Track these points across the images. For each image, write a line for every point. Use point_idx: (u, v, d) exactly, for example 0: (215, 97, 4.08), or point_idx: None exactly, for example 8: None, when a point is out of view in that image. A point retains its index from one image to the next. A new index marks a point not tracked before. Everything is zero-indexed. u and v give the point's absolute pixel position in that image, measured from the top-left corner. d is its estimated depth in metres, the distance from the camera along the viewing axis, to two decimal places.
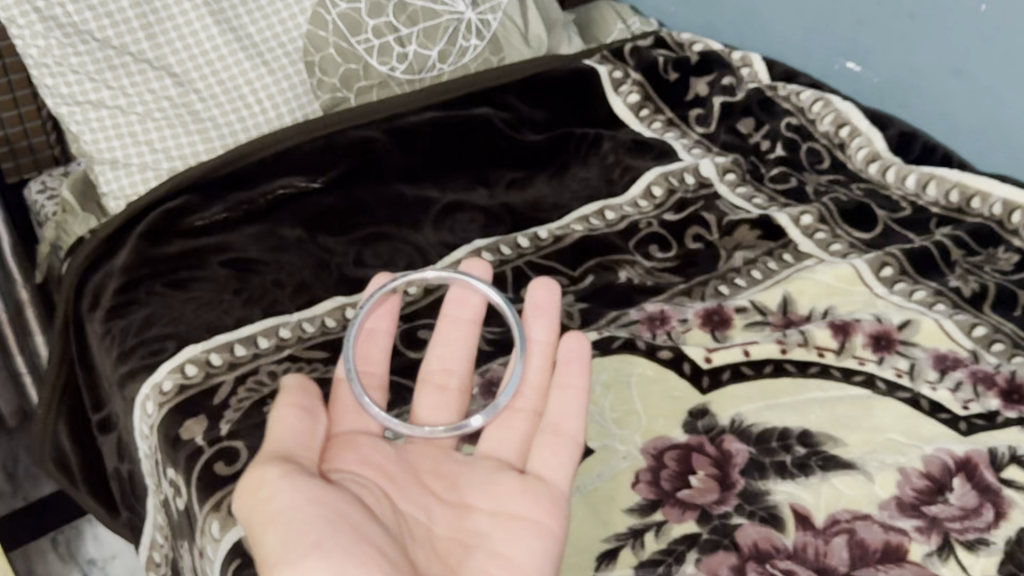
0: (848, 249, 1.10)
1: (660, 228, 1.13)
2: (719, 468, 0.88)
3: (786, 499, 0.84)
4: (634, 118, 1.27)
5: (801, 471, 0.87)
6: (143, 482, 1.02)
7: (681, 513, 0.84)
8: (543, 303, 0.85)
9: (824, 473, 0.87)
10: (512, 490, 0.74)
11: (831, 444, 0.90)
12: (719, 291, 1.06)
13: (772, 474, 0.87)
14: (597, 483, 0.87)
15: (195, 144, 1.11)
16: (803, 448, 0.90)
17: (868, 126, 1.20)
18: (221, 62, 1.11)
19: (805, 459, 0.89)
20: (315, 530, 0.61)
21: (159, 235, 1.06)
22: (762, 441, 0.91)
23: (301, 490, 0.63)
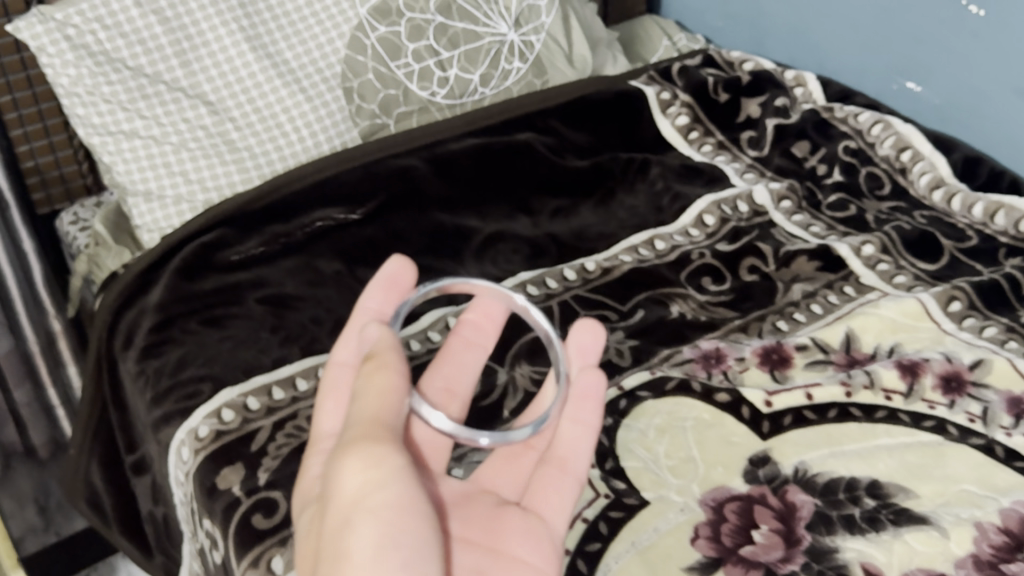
0: (913, 281, 1.05)
1: (713, 259, 1.08)
2: (783, 522, 0.83)
3: (857, 558, 0.79)
4: (683, 141, 1.22)
5: (870, 527, 0.82)
6: (179, 527, 0.98)
7: (744, 573, 0.78)
8: (587, 348, 0.78)
9: (896, 530, 0.82)
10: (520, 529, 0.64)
11: (902, 497, 0.85)
12: (777, 327, 1.01)
13: (840, 529, 0.82)
14: (653, 539, 0.82)
15: (231, 174, 1.08)
16: (872, 500, 0.85)
17: (931, 150, 1.14)
18: (258, 89, 1.08)
19: (874, 512, 0.84)
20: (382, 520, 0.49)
21: (194, 271, 1.02)
22: (828, 493, 0.85)
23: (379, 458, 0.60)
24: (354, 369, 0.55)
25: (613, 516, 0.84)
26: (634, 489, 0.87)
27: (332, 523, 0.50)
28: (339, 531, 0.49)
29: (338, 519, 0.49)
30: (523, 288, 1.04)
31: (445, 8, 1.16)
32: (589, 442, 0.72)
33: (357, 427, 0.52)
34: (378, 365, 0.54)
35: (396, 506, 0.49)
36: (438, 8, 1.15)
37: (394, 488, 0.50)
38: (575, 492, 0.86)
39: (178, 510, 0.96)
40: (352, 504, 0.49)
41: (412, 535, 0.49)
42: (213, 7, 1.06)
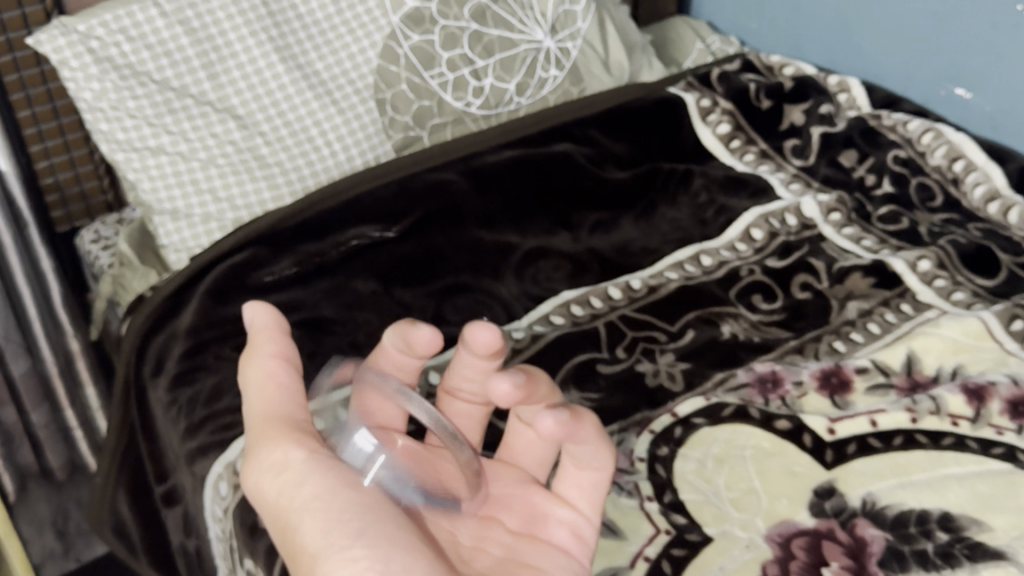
0: (972, 298, 1.01)
1: (763, 276, 1.04)
2: (855, 560, 0.78)
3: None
4: (725, 150, 1.18)
5: (946, 563, 0.77)
6: (213, 563, 0.94)
7: None
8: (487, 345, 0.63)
9: (972, 566, 0.77)
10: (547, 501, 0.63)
11: (976, 530, 0.80)
12: (834, 348, 0.97)
13: (914, 565, 0.77)
14: None
15: (261, 191, 1.03)
16: (945, 534, 0.80)
17: (985, 160, 1.10)
18: (288, 102, 1.04)
19: (948, 547, 0.79)
20: (345, 511, 0.50)
21: (226, 293, 0.98)
22: (899, 526, 0.81)
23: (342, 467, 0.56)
24: (272, 383, 0.57)
25: (676, 554, 0.79)
26: (696, 524, 0.82)
27: (280, 528, 0.51)
28: (287, 526, 0.51)
29: (281, 518, 0.51)
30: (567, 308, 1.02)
31: (479, 15, 1.11)
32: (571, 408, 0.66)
33: (255, 428, 0.55)
34: (270, 370, 0.57)
35: (330, 476, 0.52)
36: (473, 15, 1.11)
37: (304, 481, 0.52)
38: (635, 528, 0.81)
39: (213, 545, 0.92)
40: (283, 510, 0.52)
41: (349, 493, 0.52)
42: (241, 17, 1.02)
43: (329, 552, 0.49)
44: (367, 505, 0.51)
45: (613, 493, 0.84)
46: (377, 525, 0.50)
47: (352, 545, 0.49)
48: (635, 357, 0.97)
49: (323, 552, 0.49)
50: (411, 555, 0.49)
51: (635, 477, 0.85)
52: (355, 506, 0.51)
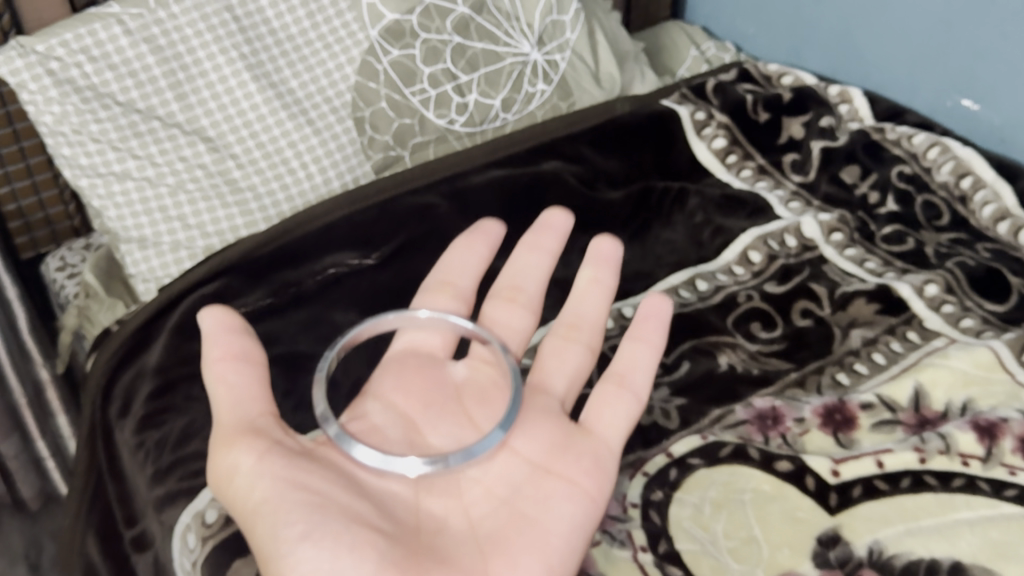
0: (982, 325, 0.96)
1: (761, 302, 0.99)
2: None
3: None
4: (721, 165, 1.13)
5: None
6: None
7: None
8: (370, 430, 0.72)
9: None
10: (555, 444, 0.73)
11: None
12: (837, 381, 0.92)
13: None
14: None
15: (233, 217, 0.98)
16: None
17: (994, 177, 1.05)
18: (261, 123, 0.99)
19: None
20: (299, 516, 0.58)
21: (197, 327, 0.93)
22: None
23: (282, 469, 0.60)
24: (228, 385, 0.64)
25: None
26: None
27: (248, 527, 0.60)
28: (252, 517, 0.60)
29: (246, 519, 0.60)
30: None
31: (463, 27, 1.06)
32: (649, 356, 0.82)
33: (221, 430, 0.63)
34: (220, 372, 0.65)
35: (282, 484, 0.59)
36: (455, 28, 1.06)
37: (260, 481, 0.60)
38: None
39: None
40: (249, 510, 0.60)
41: (298, 492, 0.59)
42: (211, 33, 0.97)
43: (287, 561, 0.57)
44: (316, 510, 0.58)
45: (604, 544, 0.79)
46: (321, 519, 0.58)
47: (301, 556, 0.56)
48: None
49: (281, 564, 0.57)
50: (359, 545, 0.57)
51: (628, 526, 0.81)
52: (305, 509, 0.58)
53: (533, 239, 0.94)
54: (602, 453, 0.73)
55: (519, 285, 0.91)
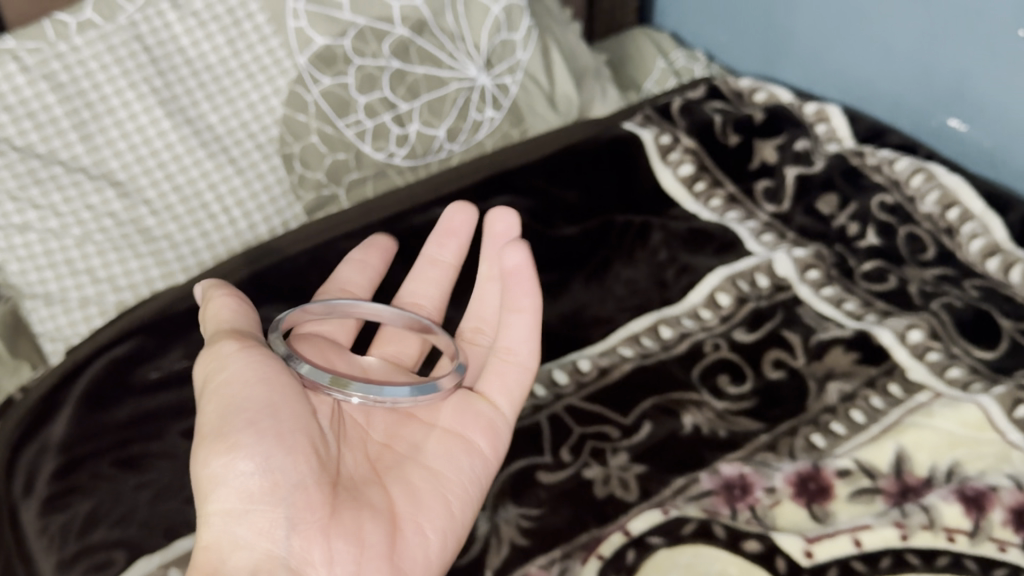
0: (969, 375, 0.88)
1: (730, 353, 0.91)
2: None
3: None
4: (687, 194, 1.04)
5: None
6: None
7: None
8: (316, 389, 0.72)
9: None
10: (455, 406, 0.76)
11: None
12: (812, 444, 0.84)
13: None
14: None
15: (148, 268, 0.89)
16: None
17: (983, 208, 0.97)
18: (177, 162, 0.90)
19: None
20: (256, 410, 0.62)
21: (104, 399, 0.84)
22: None
23: (253, 368, 0.63)
24: (230, 299, 0.68)
25: None
26: None
27: (204, 417, 0.62)
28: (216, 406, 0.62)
29: (207, 408, 0.63)
30: None
31: (401, 50, 0.97)
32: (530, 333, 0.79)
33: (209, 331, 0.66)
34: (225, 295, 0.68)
35: (261, 386, 0.63)
36: (394, 51, 0.96)
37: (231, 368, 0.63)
38: None
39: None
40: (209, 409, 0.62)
41: (263, 388, 0.63)
42: (118, 66, 0.88)
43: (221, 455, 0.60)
44: (269, 413, 0.62)
45: None
46: (269, 422, 0.61)
47: (241, 453, 0.60)
48: (583, 460, 0.83)
49: (219, 456, 0.60)
50: (291, 457, 0.61)
51: None
52: (263, 414, 0.62)
53: (433, 252, 0.88)
54: (497, 422, 0.76)
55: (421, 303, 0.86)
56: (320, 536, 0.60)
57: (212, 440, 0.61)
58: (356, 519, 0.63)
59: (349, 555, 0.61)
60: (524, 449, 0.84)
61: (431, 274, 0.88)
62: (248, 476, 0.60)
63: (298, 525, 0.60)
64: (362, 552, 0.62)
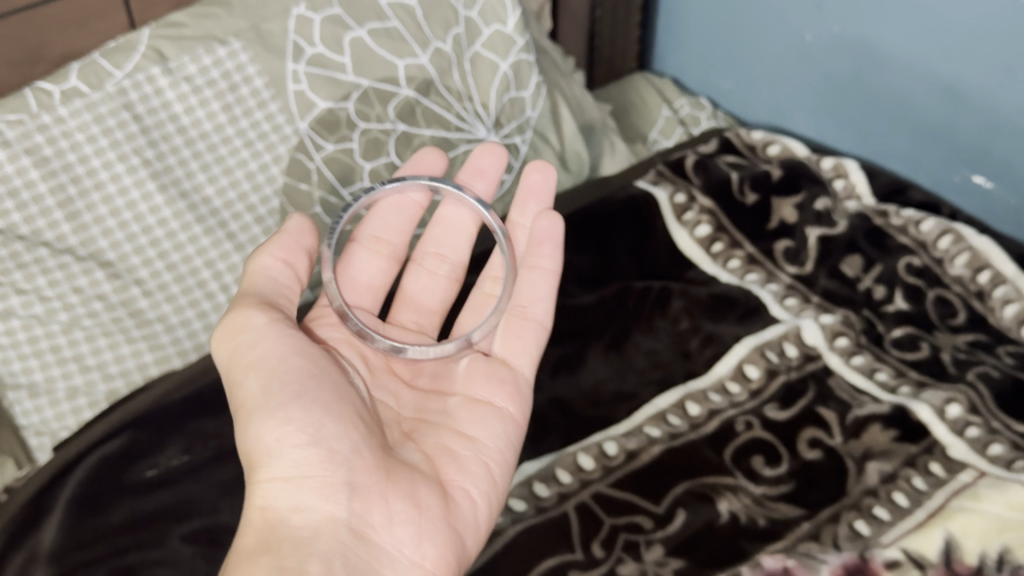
0: (1012, 452, 0.84)
1: (764, 432, 0.86)
2: None
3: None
4: (706, 255, 1.01)
5: None
6: None
7: None
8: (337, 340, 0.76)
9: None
10: (476, 372, 0.75)
11: None
12: (856, 531, 0.79)
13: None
14: None
15: (140, 354, 0.81)
16: None
17: (1016, 270, 0.95)
18: (171, 239, 0.84)
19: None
20: (298, 381, 0.62)
21: (98, 501, 0.75)
22: None
23: (285, 338, 0.64)
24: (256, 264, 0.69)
25: None
26: None
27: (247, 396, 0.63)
28: (259, 379, 0.63)
29: (244, 386, 0.63)
30: (529, 486, 0.83)
31: (407, 112, 0.93)
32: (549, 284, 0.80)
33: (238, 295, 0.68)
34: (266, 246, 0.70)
35: (295, 355, 0.64)
36: (399, 114, 0.93)
37: (260, 346, 0.64)
38: None
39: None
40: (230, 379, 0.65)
41: (302, 359, 0.64)
42: (106, 137, 0.83)
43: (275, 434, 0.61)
44: (316, 394, 0.62)
45: None
46: (314, 394, 0.62)
47: (293, 426, 0.61)
48: (616, 555, 0.78)
49: (273, 425, 0.61)
50: (342, 425, 0.62)
51: None
52: (310, 395, 0.62)
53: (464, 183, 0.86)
54: (521, 385, 0.75)
55: (442, 254, 0.86)
56: (377, 497, 0.61)
57: (263, 413, 0.61)
58: (409, 482, 0.63)
59: (410, 515, 0.62)
60: (553, 545, 0.78)
61: (449, 215, 0.87)
62: (301, 448, 0.61)
63: (358, 489, 0.61)
64: (422, 511, 0.62)
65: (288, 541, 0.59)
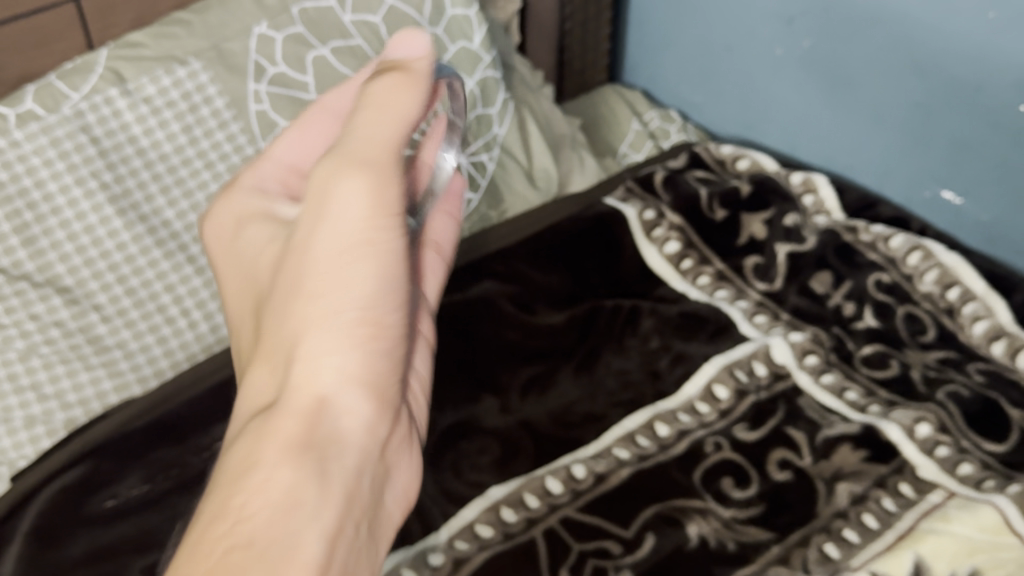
0: (982, 471, 0.83)
1: (733, 453, 0.86)
2: None
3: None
4: (675, 272, 1.00)
5: None
6: None
7: None
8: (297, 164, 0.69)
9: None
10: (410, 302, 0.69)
11: None
12: (826, 553, 0.78)
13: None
14: None
15: (100, 380, 0.80)
16: None
17: (985, 288, 0.94)
18: (131, 263, 0.83)
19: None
20: (395, 281, 0.55)
21: (55, 532, 0.73)
22: None
23: (370, 184, 0.53)
24: (412, 81, 0.56)
25: None
26: None
27: (299, 273, 0.54)
28: (341, 253, 0.53)
29: (311, 260, 0.54)
30: (496, 510, 0.81)
31: None
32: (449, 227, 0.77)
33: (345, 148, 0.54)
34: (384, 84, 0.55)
35: (377, 278, 0.54)
36: None
37: (376, 129, 0.54)
38: None
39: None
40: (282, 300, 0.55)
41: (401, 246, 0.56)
42: (63, 160, 0.81)
43: (301, 361, 0.51)
44: (358, 324, 0.53)
45: None
46: (393, 286, 0.55)
47: (342, 350, 0.52)
48: None
49: (328, 332, 0.52)
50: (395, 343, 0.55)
51: None
52: (351, 323, 0.53)
53: None
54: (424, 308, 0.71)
55: None
56: (401, 456, 0.56)
57: (320, 316, 0.52)
58: (407, 437, 0.57)
59: (410, 462, 0.57)
60: (520, 571, 0.77)
61: None
62: (347, 359, 0.52)
63: (387, 413, 0.54)
64: (412, 451, 0.57)
65: (332, 441, 0.49)
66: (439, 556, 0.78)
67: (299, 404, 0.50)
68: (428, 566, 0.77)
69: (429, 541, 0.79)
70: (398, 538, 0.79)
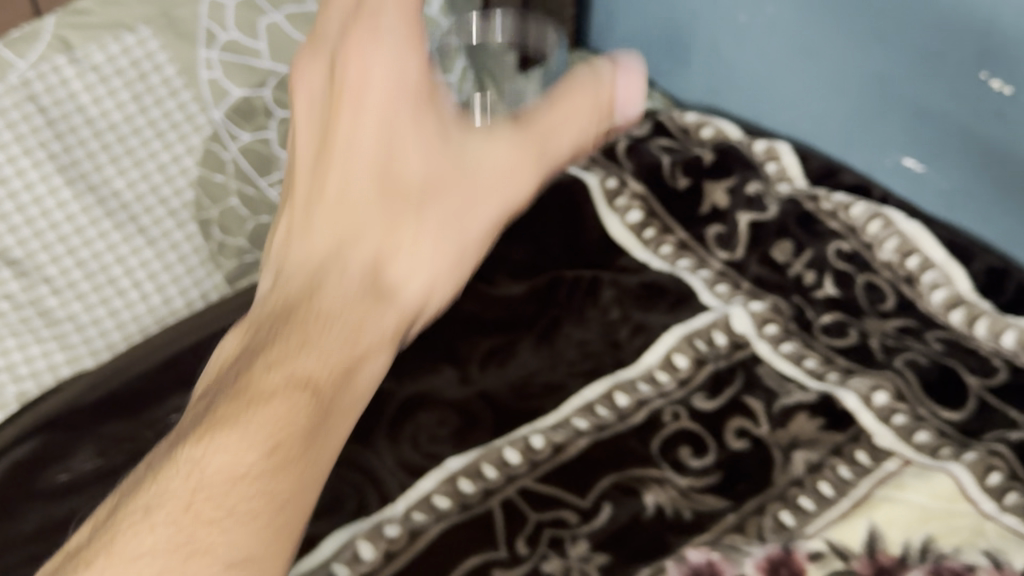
0: (938, 439, 0.84)
1: (691, 422, 0.86)
2: None
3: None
4: (637, 242, 1.00)
5: None
6: None
7: None
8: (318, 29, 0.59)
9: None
10: None
11: None
12: (781, 522, 0.79)
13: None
14: None
15: (51, 354, 0.80)
16: None
17: (945, 257, 0.94)
18: (81, 235, 0.81)
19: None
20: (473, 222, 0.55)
21: (7, 510, 0.72)
22: None
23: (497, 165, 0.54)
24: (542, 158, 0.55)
25: None
26: None
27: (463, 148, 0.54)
28: (473, 167, 0.54)
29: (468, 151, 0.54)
30: (453, 481, 0.81)
31: None
32: None
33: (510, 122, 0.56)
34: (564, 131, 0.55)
35: (479, 234, 0.55)
36: None
37: (500, 166, 0.55)
38: None
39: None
40: (349, 165, 0.54)
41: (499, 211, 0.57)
42: (9, 130, 0.77)
43: (400, 244, 0.52)
44: (457, 253, 0.54)
45: None
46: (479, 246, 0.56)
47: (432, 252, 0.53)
48: (540, 551, 0.77)
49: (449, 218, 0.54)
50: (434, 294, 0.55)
51: None
52: (452, 244, 0.54)
53: None
54: None
55: None
56: None
57: (447, 214, 0.54)
58: None
59: None
60: (476, 541, 0.77)
61: None
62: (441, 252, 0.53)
63: None
64: None
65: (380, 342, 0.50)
66: (395, 528, 0.77)
67: (400, 301, 0.51)
68: (384, 538, 0.77)
69: (385, 514, 0.79)
70: (354, 510, 0.79)
